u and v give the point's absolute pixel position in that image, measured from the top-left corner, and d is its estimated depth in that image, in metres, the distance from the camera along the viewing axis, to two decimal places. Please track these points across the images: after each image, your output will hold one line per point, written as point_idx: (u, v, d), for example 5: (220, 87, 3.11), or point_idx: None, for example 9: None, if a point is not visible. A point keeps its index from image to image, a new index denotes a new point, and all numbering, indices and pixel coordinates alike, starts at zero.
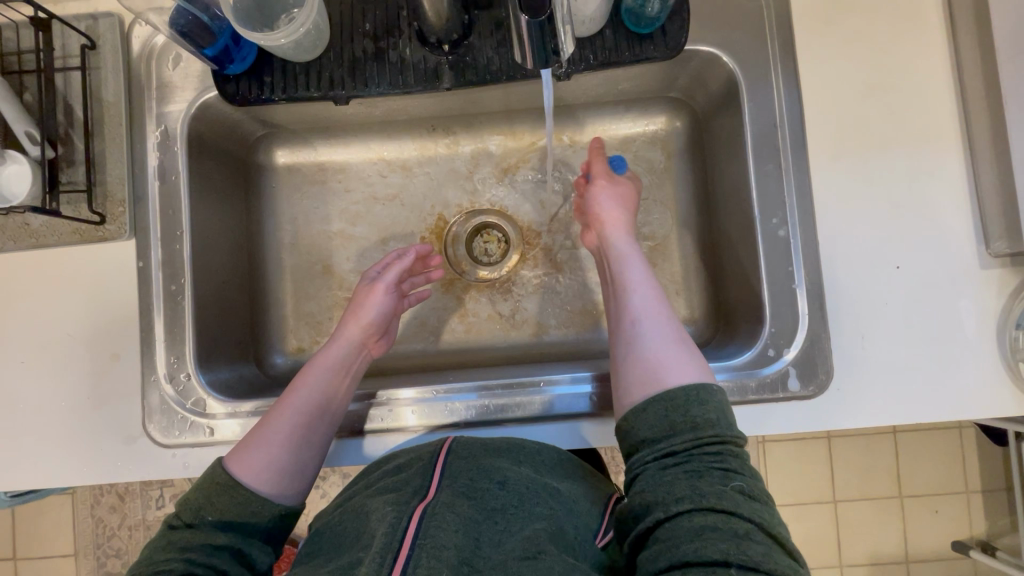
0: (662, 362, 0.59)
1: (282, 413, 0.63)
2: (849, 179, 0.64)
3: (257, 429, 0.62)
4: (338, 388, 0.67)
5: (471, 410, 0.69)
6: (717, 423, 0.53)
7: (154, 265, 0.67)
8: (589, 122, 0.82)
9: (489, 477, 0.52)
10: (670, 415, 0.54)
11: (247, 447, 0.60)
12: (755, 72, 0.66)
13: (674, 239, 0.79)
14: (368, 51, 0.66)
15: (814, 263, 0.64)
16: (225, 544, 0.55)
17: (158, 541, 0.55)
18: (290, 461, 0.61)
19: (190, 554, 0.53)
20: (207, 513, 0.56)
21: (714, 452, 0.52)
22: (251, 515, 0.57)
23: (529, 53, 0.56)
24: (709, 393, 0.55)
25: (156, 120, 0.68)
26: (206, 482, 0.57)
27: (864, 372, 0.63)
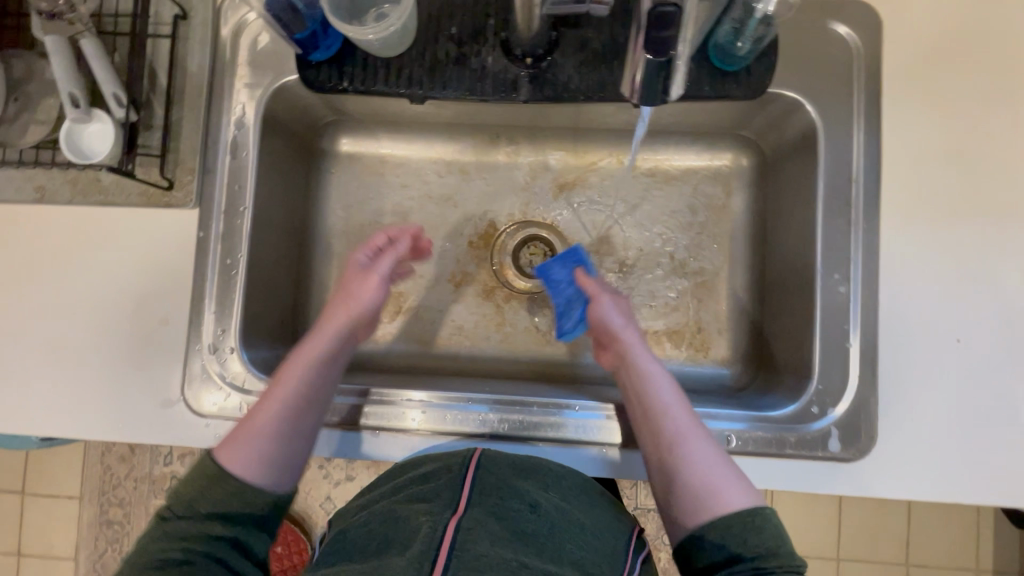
0: (712, 472, 0.57)
1: (267, 407, 0.61)
2: (918, 245, 0.63)
3: (245, 423, 0.60)
4: (325, 380, 0.66)
5: (486, 422, 0.68)
6: (774, 548, 0.52)
7: (213, 237, 0.69)
8: (652, 150, 0.82)
9: (521, 498, 0.52)
10: (727, 541, 0.53)
11: (235, 441, 0.58)
12: (836, 123, 0.64)
13: (723, 278, 0.79)
14: (451, 55, 0.66)
15: (873, 325, 0.62)
16: (219, 539, 0.54)
17: (153, 528, 0.55)
18: (281, 450, 0.60)
19: (186, 544, 0.53)
20: (200, 504, 0.55)
21: (771, 573, 0.51)
22: (243, 505, 0.56)
23: (637, 89, 0.54)
24: (761, 513, 0.54)
25: (234, 95, 0.69)
26: (197, 476, 0.56)
27: (908, 442, 0.61)
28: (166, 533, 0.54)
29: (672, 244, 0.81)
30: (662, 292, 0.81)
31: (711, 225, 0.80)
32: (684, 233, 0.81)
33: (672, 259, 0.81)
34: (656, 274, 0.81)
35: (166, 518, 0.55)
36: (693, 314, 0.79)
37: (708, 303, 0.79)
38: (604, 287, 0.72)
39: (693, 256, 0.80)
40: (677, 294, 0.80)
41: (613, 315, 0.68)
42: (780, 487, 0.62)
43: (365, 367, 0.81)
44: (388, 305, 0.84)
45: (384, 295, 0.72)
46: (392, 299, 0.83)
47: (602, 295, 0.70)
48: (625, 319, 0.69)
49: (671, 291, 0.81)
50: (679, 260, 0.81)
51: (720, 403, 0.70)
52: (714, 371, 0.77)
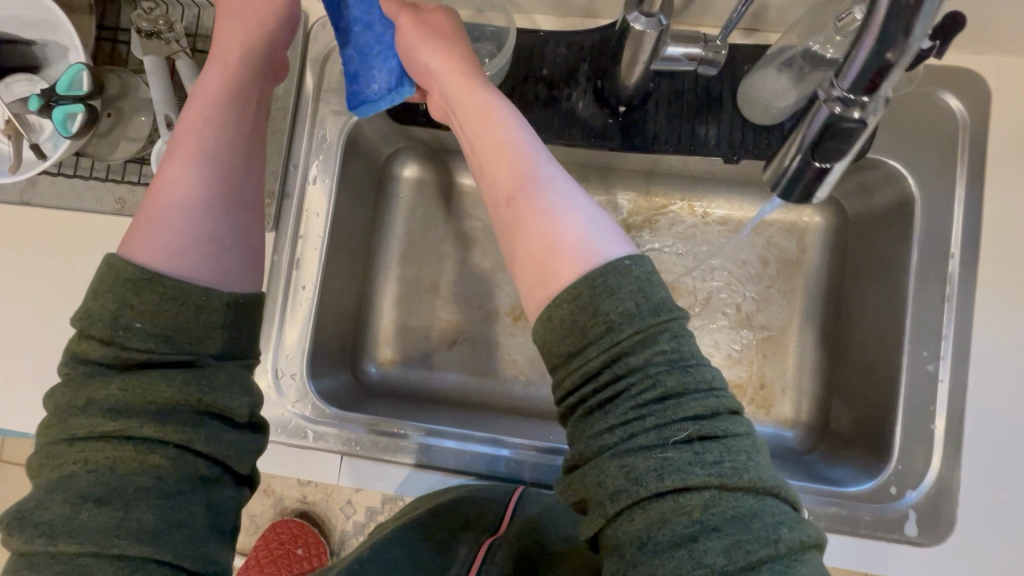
0: (549, 223, 0.49)
1: (164, 198, 0.49)
2: (1013, 327, 0.60)
3: (140, 224, 0.48)
4: (195, 133, 0.52)
5: (518, 468, 0.67)
6: (665, 351, 0.43)
7: (286, 263, 0.68)
8: (727, 198, 0.80)
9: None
10: (578, 318, 0.44)
11: (152, 229, 0.48)
12: (934, 194, 0.62)
13: (792, 335, 0.77)
14: (540, 97, 0.65)
15: (960, 406, 0.60)
16: (162, 424, 0.43)
17: (66, 399, 0.43)
18: (204, 228, 0.50)
19: (122, 401, 0.42)
20: (133, 323, 0.43)
21: (653, 425, 0.42)
22: (191, 343, 0.45)
23: (784, 180, 0.49)
24: (629, 259, 0.45)
25: (320, 121, 0.69)
26: (113, 282, 0.44)
27: (990, 531, 0.59)
28: (88, 409, 0.42)
29: (740, 296, 0.79)
30: (727, 344, 0.78)
31: (783, 280, 0.78)
32: (753, 285, 0.79)
33: (739, 311, 0.79)
34: (721, 325, 0.79)
35: (88, 382, 0.43)
36: (757, 370, 0.77)
37: (773, 360, 0.77)
38: (410, 8, 0.58)
39: (760, 310, 0.78)
40: (741, 347, 0.78)
41: (441, 54, 0.56)
42: (852, 566, 0.60)
43: (416, 396, 0.80)
44: (445, 334, 0.82)
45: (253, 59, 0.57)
46: (450, 329, 0.83)
47: (400, 14, 0.57)
48: (450, 52, 0.56)
49: (736, 344, 0.78)
50: (745, 313, 0.79)
51: (788, 471, 0.68)
52: (776, 432, 0.75)
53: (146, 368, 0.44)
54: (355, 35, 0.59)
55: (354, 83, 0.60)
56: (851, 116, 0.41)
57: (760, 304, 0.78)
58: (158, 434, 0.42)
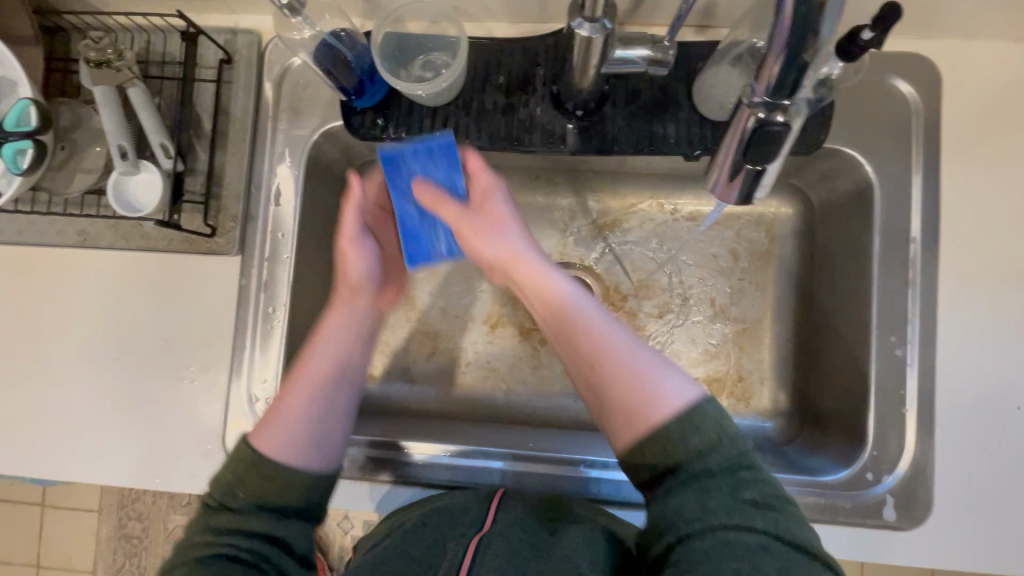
0: (649, 376, 0.51)
1: (294, 393, 0.58)
2: (979, 309, 0.61)
3: (271, 410, 0.57)
4: (350, 348, 0.62)
5: (504, 478, 0.68)
6: (734, 463, 0.48)
7: (255, 286, 0.67)
8: (694, 193, 0.81)
9: (542, 524, 0.55)
10: (703, 512, 0.46)
11: (266, 423, 0.55)
12: (894, 180, 0.63)
13: (766, 326, 0.78)
14: (498, 104, 0.65)
15: (930, 390, 0.61)
16: (250, 554, 0.50)
17: (228, 465, 0.54)
18: (313, 433, 0.56)
19: (225, 539, 0.51)
20: (238, 492, 0.52)
21: (707, 510, 0.46)
22: (275, 497, 0.52)
23: (720, 177, 0.49)
24: (703, 399, 0.49)
25: (278, 142, 0.68)
26: (233, 462, 0.54)
27: (966, 510, 0.60)
28: (218, 512, 0.52)
29: (714, 290, 0.80)
30: (703, 338, 0.79)
31: (753, 271, 0.79)
32: (725, 278, 0.80)
33: (713, 305, 0.80)
34: (697, 320, 0.80)
35: (238, 452, 0.54)
36: (735, 361, 0.78)
37: (749, 351, 0.78)
38: (479, 172, 0.62)
39: (734, 303, 0.79)
40: (718, 340, 0.79)
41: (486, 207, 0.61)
42: (831, 553, 0.61)
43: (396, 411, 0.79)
44: (423, 345, 0.82)
45: (381, 256, 0.67)
46: (428, 340, 0.82)
47: (479, 169, 0.61)
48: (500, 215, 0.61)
49: (712, 338, 0.79)
50: (720, 306, 0.79)
51: (768, 461, 0.69)
52: (757, 424, 0.76)
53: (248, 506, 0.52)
54: (410, 160, 0.61)
55: (417, 234, 0.63)
56: (775, 120, 0.42)
57: (733, 298, 0.79)
58: (240, 551, 0.50)
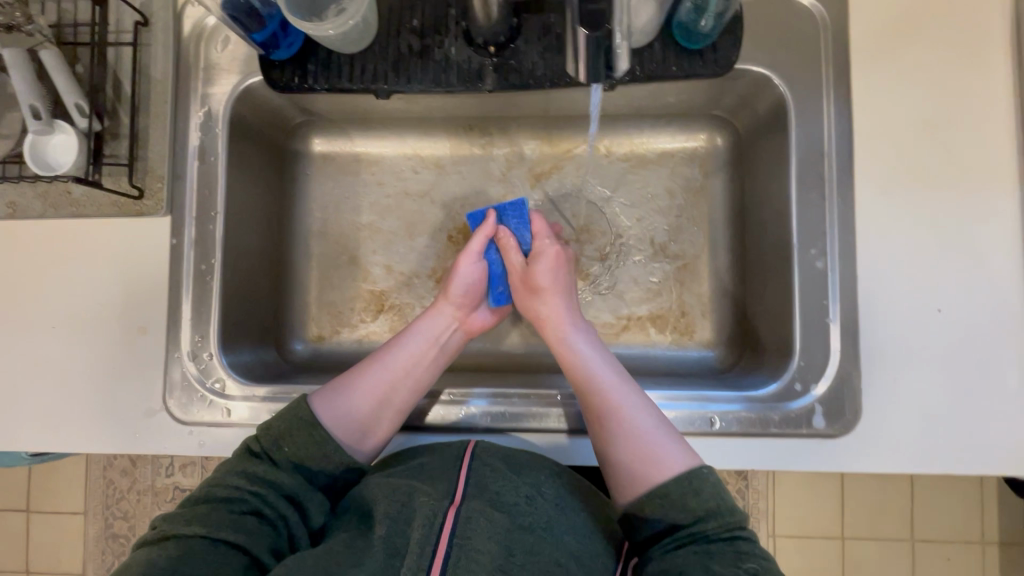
0: (646, 441, 0.58)
1: (366, 371, 0.66)
2: (896, 215, 0.62)
3: (345, 376, 0.66)
4: (419, 355, 0.68)
5: (484, 418, 0.67)
6: (722, 509, 0.54)
7: (187, 245, 0.68)
8: (627, 135, 0.81)
9: (518, 490, 0.54)
10: (670, 509, 0.54)
11: (332, 392, 0.64)
12: (806, 97, 0.64)
13: (704, 261, 0.79)
14: (414, 47, 0.66)
15: (852, 299, 0.62)
16: (273, 510, 0.56)
17: (282, 415, 0.60)
18: (364, 413, 0.63)
19: (261, 489, 0.56)
20: (283, 448, 0.58)
21: (676, 538, 0.54)
22: (315, 463, 0.59)
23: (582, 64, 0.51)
24: (702, 466, 0.56)
25: (201, 100, 0.68)
26: (289, 414, 0.59)
27: (893, 413, 0.61)
28: (257, 463, 0.58)
29: (652, 229, 0.81)
30: (644, 277, 0.80)
31: (689, 207, 0.80)
32: (662, 217, 0.81)
33: (652, 244, 0.80)
34: (638, 260, 0.80)
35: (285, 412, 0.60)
36: (677, 298, 0.79)
37: (689, 286, 0.79)
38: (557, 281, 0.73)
39: (672, 240, 0.80)
40: (659, 279, 0.80)
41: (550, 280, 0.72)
42: (768, 466, 0.62)
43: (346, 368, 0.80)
44: (370, 304, 0.83)
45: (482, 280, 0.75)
46: (374, 299, 0.83)
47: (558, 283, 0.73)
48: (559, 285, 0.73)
49: (653, 276, 0.80)
50: (659, 244, 0.80)
51: (709, 386, 0.70)
52: (700, 355, 0.77)
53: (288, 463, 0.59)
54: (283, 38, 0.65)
55: (500, 284, 0.77)
56: None
57: (671, 235, 0.80)
58: (273, 504, 0.56)
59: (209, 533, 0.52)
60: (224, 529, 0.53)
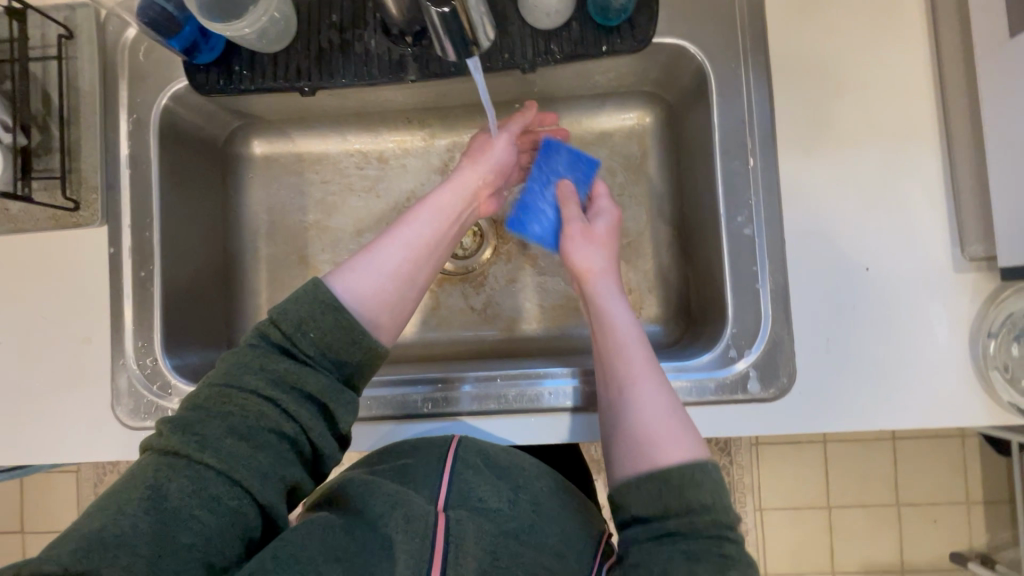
0: (655, 423, 0.54)
1: (388, 245, 0.57)
2: (820, 177, 0.63)
3: (366, 250, 0.56)
4: (444, 231, 0.61)
5: (461, 401, 0.67)
6: (716, 506, 0.48)
7: (124, 252, 0.68)
8: (566, 116, 0.81)
9: (502, 493, 0.49)
10: (664, 495, 0.49)
11: (350, 267, 0.54)
12: (725, 66, 0.65)
13: (648, 236, 0.79)
14: (334, 42, 0.67)
15: (780, 263, 0.63)
16: (293, 423, 0.48)
17: (299, 299, 0.50)
18: (391, 296, 0.54)
19: (281, 394, 0.48)
20: (309, 334, 0.49)
21: (660, 526, 0.48)
22: (347, 355, 0.50)
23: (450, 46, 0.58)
24: (709, 463, 0.50)
25: (130, 108, 0.69)
26: (312, 296, 0.50)
27: (827, 374, 0.62)
28: (263, 373, 0.48)
29: None
30: None
31: (631, 184, 0.80)
32: None
33: None
34: None
35: (309, 295, 0.50)
36: (624, 276, 0.80)
37: (636, 263, 0.80)
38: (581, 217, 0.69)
39: None
40: None
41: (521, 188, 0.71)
42: (707, 434, 0.63)
43: None
44: None
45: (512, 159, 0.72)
46: None
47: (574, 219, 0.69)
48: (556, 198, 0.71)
49: None
50: None
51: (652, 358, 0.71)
52: (649, 330, 0.78)
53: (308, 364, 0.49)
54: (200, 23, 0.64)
55: (524, 211, 0.71)
56: None
57: None
58: (296, 416, 0.48)
59: (222, 465, 0.44)
60: (238, 463, 0.45)
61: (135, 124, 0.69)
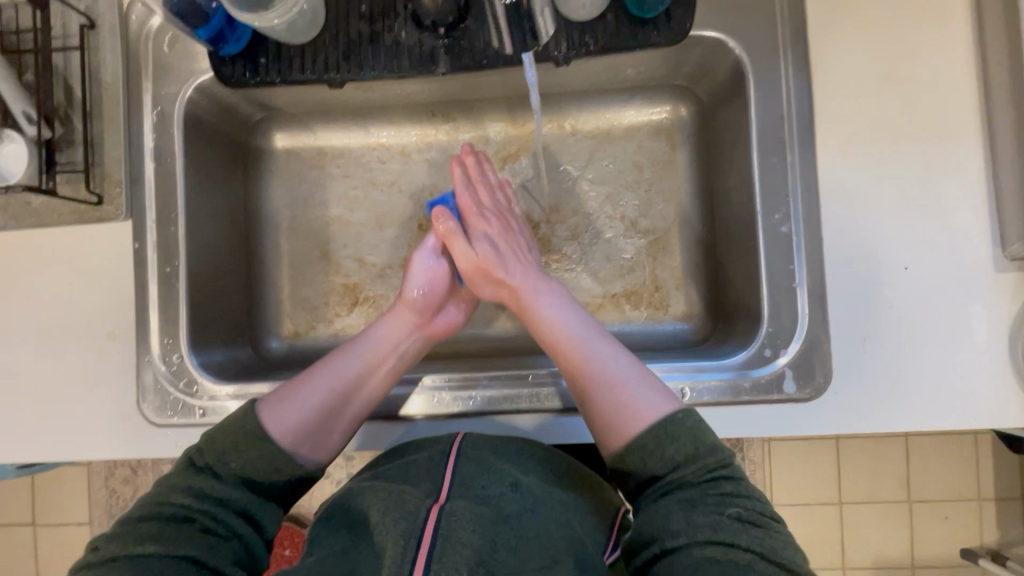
0: (623, 391, 0.57)
1: (319, 379, 0.61)
2: (859, 174, 0.62)
3: (296, 385, 0.61)
4: (379, 362, 0.65)
5: (481, 400, 0.67)
6: (700, 452, 0.53)
7: (149, 247, 0.67)
8: (592, 110, 0.80)
9: (503, 481, 0.52)
10: (647, 461, 0.54)
11: (281, 398, 0.59)
12: (763, 60, 0.64)
13: (675, 233, 0.79)
14: (363, 34, 0.66)
15: (817, 262, 0.62)
16: (224, 526, 0.53)
17: (229, 428, 0.56)
18: (318, 427, 0.59)
19: (209, 505, 0.53)
20: (230, 460, 0.55)
21: (659, 487, 0.54)
22: (266, 473, 0.56)
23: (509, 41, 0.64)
24: (681, 412, 0.54)
25: (153, 100, 0.68)
26: (236, 428, 0.56)
27: (862, 374, 0.61)
28: (195, 485, 0.54)
29: (622, 205, 0.80)
30: (617, 254, 0.80)
31: (658, 179, 0.79)
32: (632, 192, 0.80)
33: (623, 220, 0.80)
34: (609, 237, 0.80)
35: (221, 428, 0.56)
36: (650, 272, 0.79)
37: (663, 259, 0.79)
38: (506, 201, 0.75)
39: (643, 215, 0.79)
40: (631, 255, 0.79)
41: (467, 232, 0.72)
42: (741, 434, 0.62)
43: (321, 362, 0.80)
44: (344, 298, 0.82)
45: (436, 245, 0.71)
46: (348, 292, 0.82)
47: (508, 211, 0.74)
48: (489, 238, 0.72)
49: (626, 252, 0.80)
50: (630, 220, 0.80)
51: (681, 357, 0.70)
52: (675, 328, 0.77)
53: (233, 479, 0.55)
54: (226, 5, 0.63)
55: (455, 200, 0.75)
56: None
57: (642, 209, 0.79)
58: (223, 521, 0.53)
59: (166, 550, 0.49)
60: (184, 544, 0.50)
61: (159, 117, 0.68)
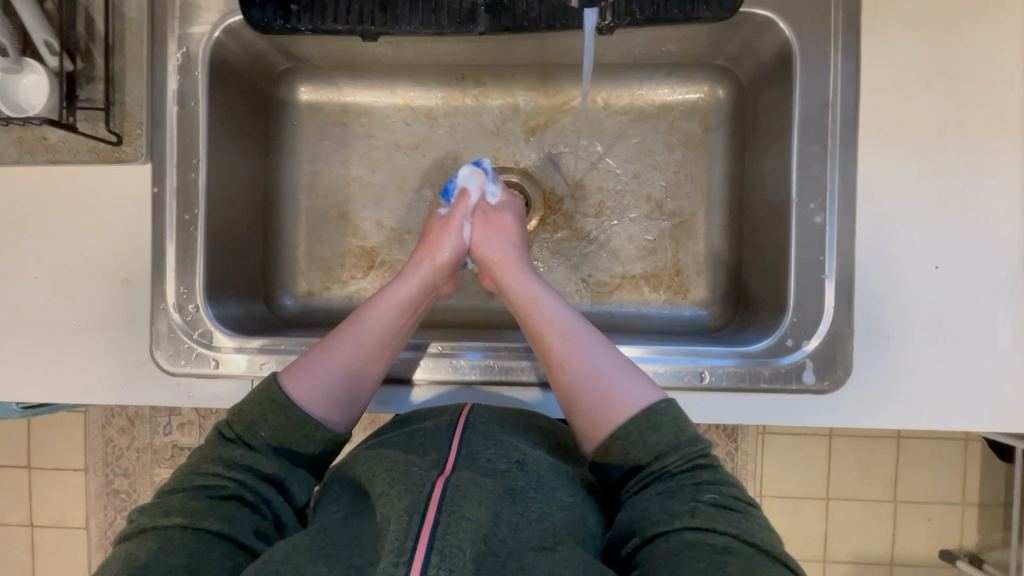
0: (611, 380, 0.57)
1: (334, 344, 0.61)
2: (898, 168, 0.61)
3: (312, 353, 0.60)
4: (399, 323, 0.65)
5: (490, 369, 0.66)
6: (681, 442, 0.53)
7: (168, 193, 0.65)
8: (627, 85, 0.78)
9: (509, 457, 0.52)
10: (630, 452, 0.53)
11: (298, 369, 0.59)
12: (811, 44, 0.62)
13: (701, 217, 0.78)
14: None
15: (848, 255, 0.61)
16: (253, 493, 0.52)
17: (257, 398, 0.56)
18: (340, 390, 0.59)
19: (238, 473, 0.53)
20: (261, 430, 0.56)
21: (639, 480, 0.53)
22: (299, 445, 0.56)
23: None
24: (664, 401, 0.54)
25: (178, 41, 0.65)
26: (263, 397, 0.56)
27: (880, 370, 0.61)
28: (223, 458, 0.54)
29: (649, 185, 0.79)
30: (639, 235, 0.79)
31: (688, 162, 0.78)
32: (660, 173, 0.78)
33: (649, 200, 0.79)
34: (633, 217, 0.79)
35: (252, 400, 0.57)
36: (672, 256, 0.78)
37: (686, 244, 0.78)
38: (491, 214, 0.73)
39: (668, 196, 0.78)
40: (654, 237, 0.78)
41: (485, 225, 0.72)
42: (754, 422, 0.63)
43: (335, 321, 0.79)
44: (360, 260, 0.81)
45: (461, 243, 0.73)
46: (365, 255, 0.81)
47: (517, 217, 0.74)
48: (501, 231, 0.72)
49: (648, 234, 0.78)
50: (656, 201, 0.78)
51: (699, 342, 0.70)
52: (692, 314, 0.77)
53: (266, 448, 0.55)
54: None
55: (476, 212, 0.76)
56: None
57: (668, 190, 0.78)
58: (253, 489, 0.53)
59: (189, 521, 0.48)
60: (208, 515, 0.49)
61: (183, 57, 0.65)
